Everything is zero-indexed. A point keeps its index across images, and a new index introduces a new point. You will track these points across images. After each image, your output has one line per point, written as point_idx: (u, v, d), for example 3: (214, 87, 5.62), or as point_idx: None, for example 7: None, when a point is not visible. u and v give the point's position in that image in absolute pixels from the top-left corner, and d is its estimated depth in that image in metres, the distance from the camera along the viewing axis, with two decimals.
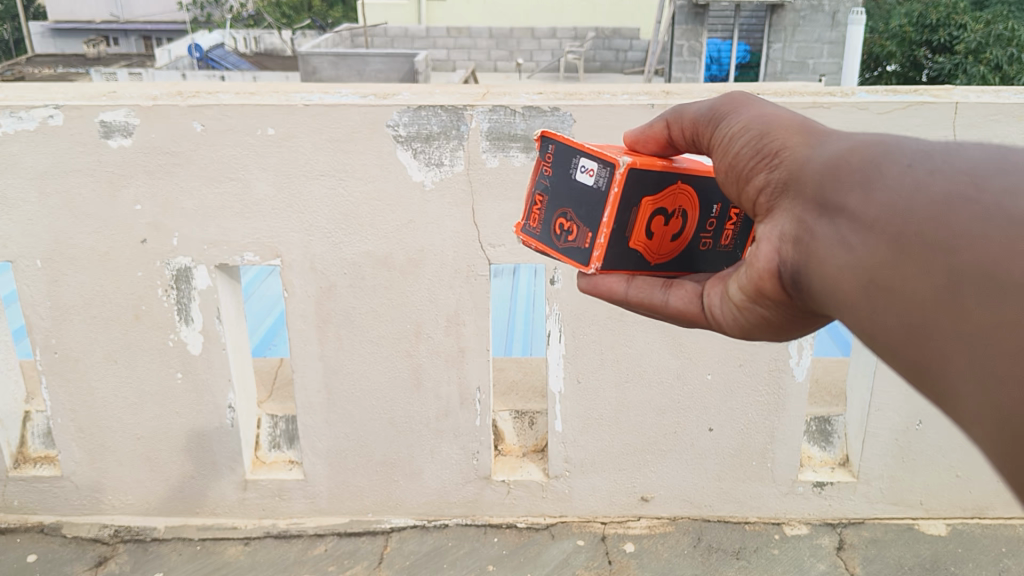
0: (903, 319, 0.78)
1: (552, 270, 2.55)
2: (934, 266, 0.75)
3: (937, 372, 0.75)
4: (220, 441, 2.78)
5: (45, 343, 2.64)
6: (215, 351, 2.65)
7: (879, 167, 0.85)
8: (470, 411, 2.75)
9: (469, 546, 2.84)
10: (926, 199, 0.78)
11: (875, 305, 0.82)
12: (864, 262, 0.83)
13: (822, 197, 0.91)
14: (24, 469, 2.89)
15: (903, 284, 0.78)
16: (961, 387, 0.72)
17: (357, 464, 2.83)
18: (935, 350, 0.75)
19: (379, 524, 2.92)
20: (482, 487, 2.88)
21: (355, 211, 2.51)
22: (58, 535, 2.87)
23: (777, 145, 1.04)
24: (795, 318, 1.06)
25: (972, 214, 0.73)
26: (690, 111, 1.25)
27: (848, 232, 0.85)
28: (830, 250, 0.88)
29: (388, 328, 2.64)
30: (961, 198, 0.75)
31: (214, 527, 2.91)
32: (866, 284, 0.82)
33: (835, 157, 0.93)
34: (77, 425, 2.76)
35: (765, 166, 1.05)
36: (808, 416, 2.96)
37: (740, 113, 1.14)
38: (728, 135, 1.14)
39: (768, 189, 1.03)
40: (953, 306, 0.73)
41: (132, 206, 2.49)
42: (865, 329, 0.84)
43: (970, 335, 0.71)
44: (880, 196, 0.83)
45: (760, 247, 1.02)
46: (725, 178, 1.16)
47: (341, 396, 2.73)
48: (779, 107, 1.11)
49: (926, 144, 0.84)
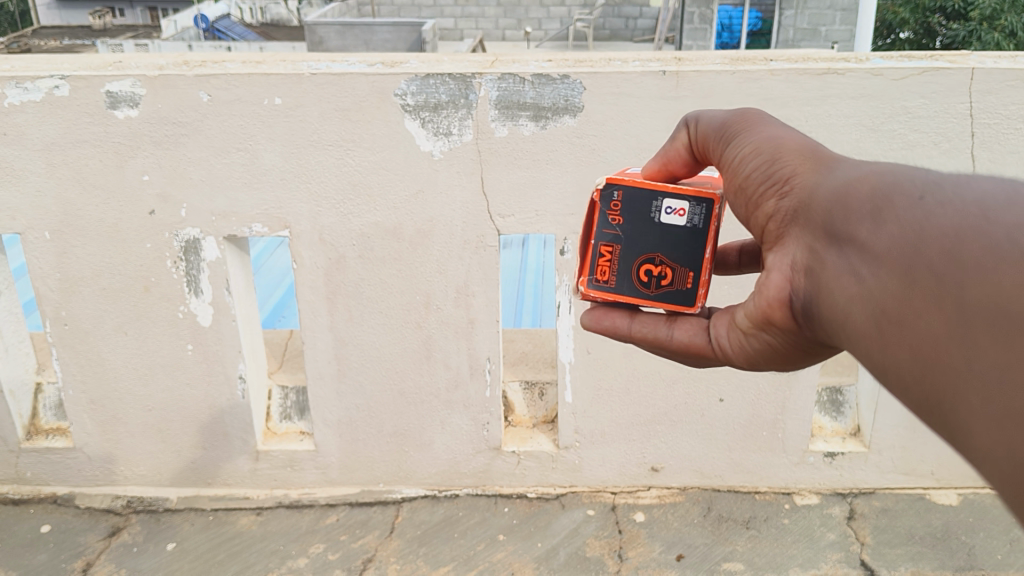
0: (915, 354, 0.74)
1: (562, 240, 2.56)
2: (946, 300, 0.71)
3: (947, 408, 0.71)
4: (231, 413, 2.78)
5: (55, 315, 2.64)
6: (225, 323, 2.65)
7: (888, 197, 0.80)
8: (480, 382, 2.74)
9: (479, 516, 2.85)
10: (935, 230, 0.73)
11: (886, 340, 0.78)
12: (876, 294, 0.79)
13: (832, 226, 0.87)
14: (36, 441, 2.90)
15: (914, 318, 0.74)
16: (972, 422, 0.68)
17: (368, 435, 2.84)
18: (946, 387, 0.71)
19: (391, 494, 2.93)
20: (493, 458, 2.89)
21: (364, 181, 2.49)
22: (71, 506, 2.89)
23: (786, 170, 0.99)
24: (804, 348, 1.02)
25: (982, 247, 0.69)
26: (703, 123, 1.16)
27: (859, 264, 0.81)
28: (841, 281, 0.84)
29: (397, 300, 2.63)
30: (971, 230, 0.70)
31: (226, 498, 2.93)
32: (878, 316, 0.79)
33: (846, 185, 0.88)
34: (88, 397, 2.77)
35: (774, 193, 0.99)
36: (818, 386, 2.98)
37: (744, 131, 1.08)
38: (733, 157, 1.08)
39: (779, 217, 0.98)
40: (966, 339, 0.69)
41: (140, 177, 2.48)
42: (876, 365, 0.80)
43: (982, 371, 0.67)
44: (890, 228, 0.78)
45: (770, 276, 0.98)
46: (735, 201, 1.09)
47: (350, 367, 2.73)
48: (786, 126, 1.05)
49: (938, 173, 0.80)
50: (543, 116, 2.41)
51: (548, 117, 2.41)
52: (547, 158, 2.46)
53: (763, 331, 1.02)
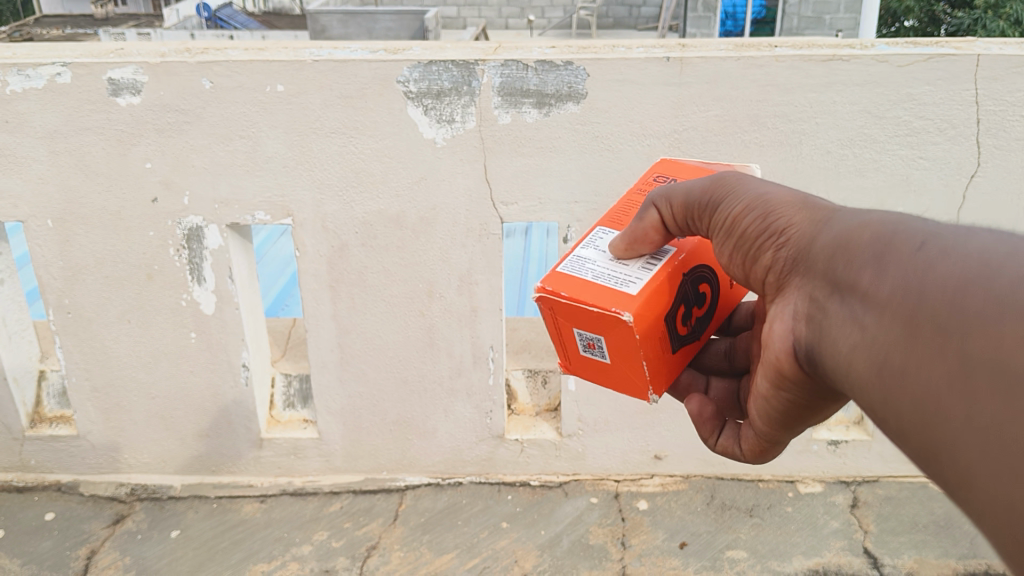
0: (917, 404, 0.75)
1: (565, 228, 2.54)
2: (947, 349, 0.73)
3: (946, 456, 0.71)
4: (235, 400, 2.79)
5: (58, 303, 2.64)
6: (228, 311, 2.65)
7: (891, 247, 0.84)
8: (483, 370, 2.74)
9: (483, 504, 2.85)
10: (938, 281, 0.76)
11: (887, 387, 0.80)
12: (880, 343, 0.81)
13: (835, 276, 0.92)
14: (40, 428, 2.91)
15: (917, 366, 0.76)
16: (974, 473, 0.68)
17: (371, 423, 2.85)
18: (948, 435, 0.71)
19: (394, 482, 2.93)
20: (496, 446, 2.89)
21: (367, 169, 2.48)
22: (75, 493, 2.89)
23: (782, 223, 1.06)
24: (819, 396, 1.06)
25: (985, 296, 0.71)
26: (679, 198, 1.24)
27: (863, 311, 0.85)
28: (843, 329, 0.88)
29: (401, 288, 2.63)
30: (972, 282, 0.73)
31: (230, 485, 2.93)
32: (881, 365, 0.81)
33: (849, 235, 0.92)
34: (92, 385, 2.77)
35: (775, 247, 1.06)
36: None
37: (734, 188, 1.15)
38: (726, 215, 1.15)
39: (779, 267, 1.05)
40: (969, 389, 0.69)
41: (142, 165, 2.47)
42: (878, 412, 0.82)
43: (984, 420, 0.68)
44: (892, 277, 0.82)
45: (772, 327, 1.03)
46: (733, 259, 1.17)
47: (354, 356, 2.73)
48: (775, 182, 1.13)
49: (938, 226, 0.83)
50: (546, 103, 2.40)
51: (552, 104, 2.40)
52: (551, 146, 2.45)
53: (779, 386, 1.06)
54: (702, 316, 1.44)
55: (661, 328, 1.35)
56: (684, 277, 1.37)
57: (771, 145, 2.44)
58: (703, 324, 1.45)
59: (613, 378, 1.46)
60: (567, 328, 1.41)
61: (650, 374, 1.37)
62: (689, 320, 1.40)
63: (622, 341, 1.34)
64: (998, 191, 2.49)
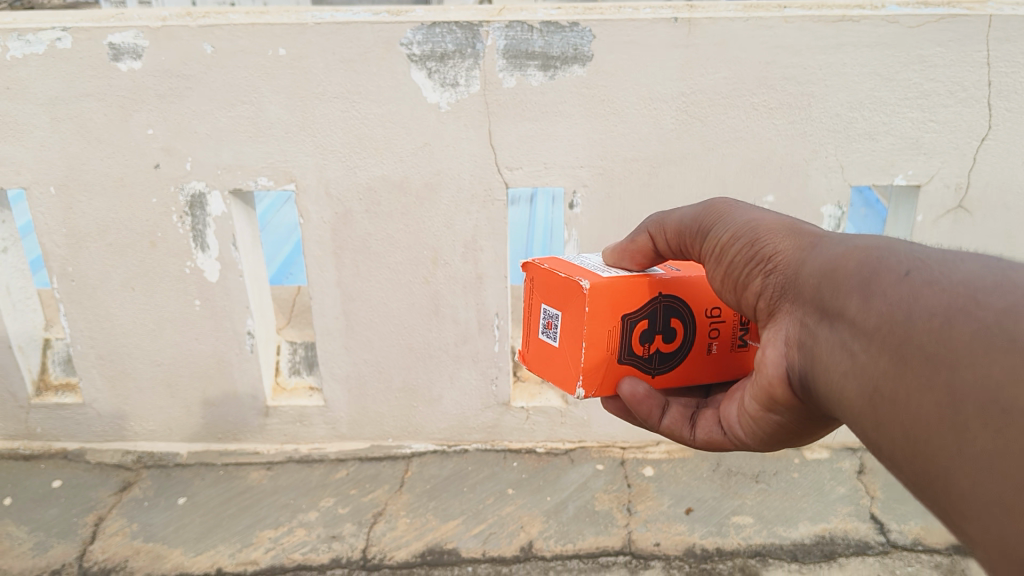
0: (907, 432, 0.75)
1: (571, 194, 2.53)
2: (935, 380, 0.71)
3: (939, 485, 0.70)
4: (240, 367, 2.78)
5: (62, 271, 2.63)
6: (232, 278, 2.64)
7: (877, 275, 0.83)
8: (489, 337, 2.74)
9: (488, 470, 2.86)
10: (924, 311, 0.75)
11: (880, 414, 0.79)
12: (870, 370, 0.81)
13: (823, 302, 0.92)
14: (45, 396, 2.91)
15: (905, 395, 0.75)
16: (969, 503, 0.66)
17: (377, 391, 2.85)
18: (939, 465, 0.70)
19: (400, 448, 2.95)
20: (501, 413, 2.90)
21: (370, 134, 2.46)
22: (82, 461, 2.90)
23: (771, 249, 1.07)
24: (815, 416, 1.07)
25: (971, 330, 0.69)
26: (674, 222, 1.31)
27: (851, 338, 0.85)
28: (835, 354, 0.88)
29: (405, 255, 2.61)
30: (959, 313, 0.71)
31: (237, 453, 2.94)
32: (873, 392, 0.80)
33: (836, 262, 0.92)
34: (96, 353, 2.76)
35: (766, 273, 1.08)
36: None
37: (726, 220, 1.19)
38: (721, 243, 1.19)
39: (769, 291, 1.07)
40: (958, 421, 0.68)
41: (144, 131, 2.45)
42: (871, 439, 0.82)
43: (974, 454, 0.66)
44: (879, 305, 0.81)
45: (769, 349, 1.04)
46: (726, 284, 1.19)
47: (359, 323, 2.72)
48: (768, 211, 1.16)
49: (925, 254, 0.83)
50: (552, 65, 2.37)
51: (557, 67, 2.36)
52: (556, 109, 2.42)
53: (773, 403, 1.07)
54: (661, 355, 1.40)
55: (615, 327, 1.35)
56: (655, 296, 1.37)
57: (780, 107, 2.40)
58: (662, 362, 1.41)
59: (554, 373, 1.43)
60: (539, 305, 1.45)
61: (584, 362, 1.33)
62: (647, 342, 1.38)
63: (575, 319, 1.34)
64: (1009, 154, 2.46)
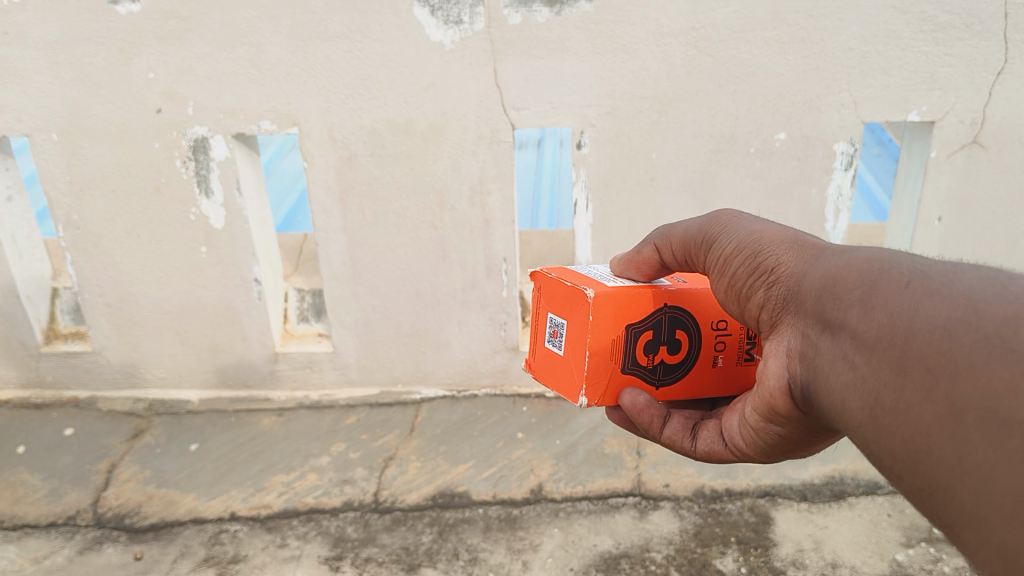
0: (903, 451, 0.65)
1: (579, 134, 2.49)
2: (935, 391, 0.62)
3: (939, 501, 0.61)
4: (248, 314, 2.78)
5: (67, 219, 2.62)
6: (237, 225, 2.62)
7: (876, 282, 0.73)
8: (496, 282, 2.72)
9: (498, 415, 2.86)
10: (926, 320, 0.65)
11: (876, 431, 0.69)
12: (867, 385, 0.70)
13: (823, 312, 0.80)
14: (55, 345, 2.92)
15: (903, 408, 0.65)
16: (966, 518, 0.57)
17: (385, 337, 2.85)
18: (937, 481, 0.61)
19: (410, 395, 2.96)
20: (510, 359, 2.89)
21: (374, 75, 2.42)
22: (93, 409, 2.92)
23: (772, 260, 0.94)
24: (817, 436, 0.94)
25: (972, 340, 0.60)
26: (679, 233, 1.16)
27: (849, 350, 0.73)
28: (833, 369, 0.77)
29: (411, 199, 2.59)
30: (962, 322, 0.61)
31: (247, 400, 2.95)
32: (869, 409, 0.70)
33: (835, 270, 0.81)
34: (104, 301, 2.76)
35: (762, 284, 0.95)
36: None
37: (727, 228, 1.06)
38: (718, 255, 1.05)
39: (769, 306, 0.94)
40: (957, 434, 0.59)
41: (145, 75, 2.42)
42: (866, 460, 0.71)
43: (974, 468, 0.57)
44: (878, 314, 0.71)
45: (767, 364, 0.92)
46: (725, 297, 1.06)
47: (366, 269, 2.71)
48: (770, 221, 1.02)
49: (931, 260, 0.72)
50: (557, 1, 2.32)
51: (563, 2, 2.31)
52: (562, 47, 2.38)
53: (771, 421, 0.95)
54: (667, 366, 1.21)
55: (618, 337, 1.18)
56: (661, 306, 1.20)
57: (791, 41, 2.35)
58: (668, 375, 1.22)
59: (556, 384, 1.26)
60: (542, 315, 1.28)
61: (587, 371, 1.17)
62: (652, 353, 1.20)
63: (577, 326, 1.18)
64: None
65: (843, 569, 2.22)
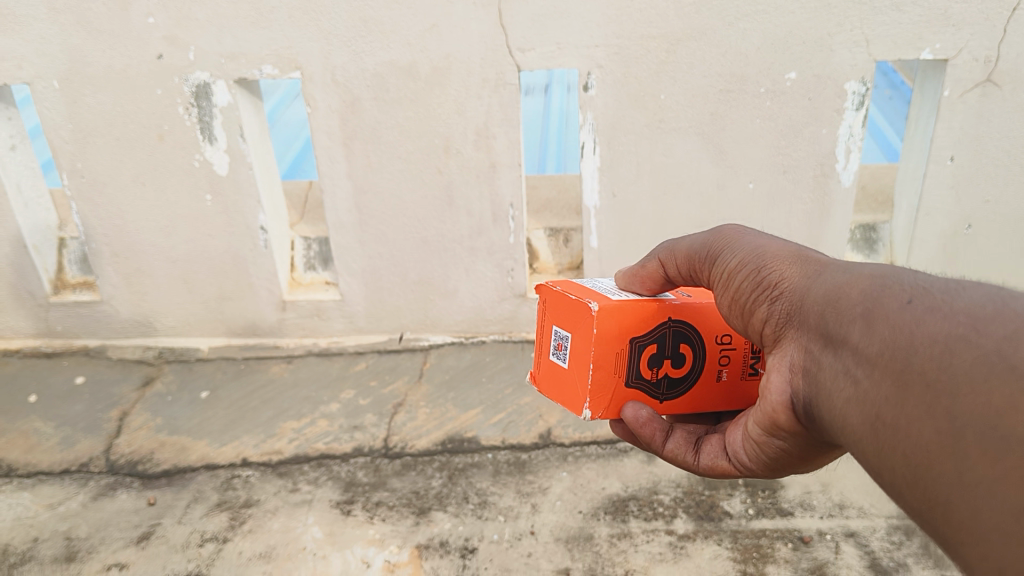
0: (905, 465, 0.63)
1: (585, 75, 2.46)
2: (936, 408, 0.60)
3: (941, 517, 0.59)
4: (254, 262, 2.78)
5: (72, 168, 2.61)
6: (241, 172, 2.61)
7: (879, 298, 0.70)
8: (503, 228, 2.70)
9: (506, 361, 2.87)
10: (927, 336, 0.63)
11: (879, 449, 0.66)
12: (871, 401, 0.68)
13: (828, 329, 0.77)
14: (63, 295, 2.93)
15: (905, 425, 0.63)
16: (965, 533, 0.56)
17: (392, 285, 2.84)
18: (937, 496, 0.59)
19: (418, 341, 2.96)
20: (518, 305, 2.88)
21: (376, 16, 2.38)
22: (103, 358, 2.94)
23: (775, 273, 0.90)
24: (821, 453, 0.91)
25: (973, 357, 0.58)
26: (683, 249, 1.11)
27: (853, 365, 0.71)
28: (836, 384, 0.74)
29: (416, 144, 2.56)
30: (963, 338, 0.59)
31: (256, 348, 2.96)
32: (873, 424, 0.67)
33: (839, 286, 0.78)
34: (110, 250, 2.76)
35: (764, 299, 0.91)
36: (852, 224, 2.88)
37: (730, 243, 1.01)
38: (720, 270, 1.01)
39: (771, 322, 0.90)
40: (958, 449, 0.57)
41: (145, 19, 2.39)
42: (870, 477, 0.69)
43: (973, 482, 0.56)
44: (881, 329, 0.68)
45: (769, 378, 0.88)
46: (728, 312, 1.01)
47: (372, 216, 2.69)
48: (772, 235, 0.98)
49: (932, 276, 0.69)
50: None
51: None
52: None
53: (774, 438, 0.91)
54: (672, 380, 1.16)
55: (622, 351, 1.13)
56: (666, 320, 1.15)
57: None
58: (673, 389, 1.17)
59: (559, 397, 1.21)
60: (544, 325, 1.23)
61: (590, 384, 1.13)
62: (656, 367, 1.15)
63: (580, 340, 1.14)
64: None
65: (851, 510, 2.25)
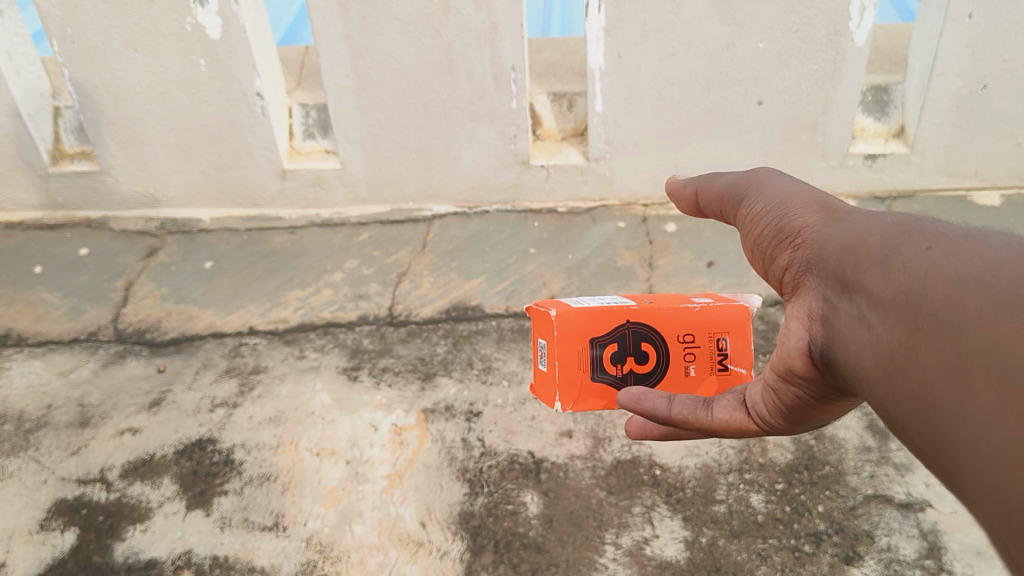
0: (914, 409, 0.52)
1: None
2: (946, 345, 0.50)
3: (952, 470, 0.49)
4: (252, 130, 2.74)
5: (61, 33, 2.52)
6: (235, 35, 2.52)
7: (899, 243, 0.59)
8: (505, 93, 2.64)
9: (510, 231, 2.85)
10: (945, 276, 0.52)
11: (889, 402, 0.56)
12: (884, 345, 0.57)
13: (846, 273, 0.66)
14: (62, 165, 2.90)
15: (915, 374, 0.52)
16: (974, 491, 0.46)
17: (393, 153, 2.80)
18: (948, 445, 0.48)
19: (421, 212, 2.93)
20: (521, 173, 2.86)
21: None
22: (106, 229, 2.93)
23: (796, 220, 0.79)
24: (842, 405, 0.80)
25: (996, 300, 0.47)
26: (704, 189, 0.97)
27: (866, 310, 0.60)
28: (851, 331, 0.63)
29: (415, 4, 2.47)
30: (984, 277, 0.49)
31: (258, 219, 2.94)
32: (884, 371, 0.56)
33: (863, 230, 0.67)
34: (107, 119, 2.72)
35: (784, 245, 0.80)
36: (864, 86, 2.80)
37: (758, 185, 0.88)
38: (741, 214, 0.89)
39: (790, 272, 0.78)
40: (972, 397, 0.47)
41: None
42: (885, 428, 0.59)
43: (986, 436, 0.45)
44: (898, 271, 0.57)
45: (785, 325, 0.77)
46: (749, 258, 0.89)
47: (370, 81, 2.62)
48: (798, 180, 0.86)
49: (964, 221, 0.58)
50: None
51: None
52: None
53: (791, 386, 0.80)
54: (637, 377, 1.21)
55: (584, 350, 1.21)
56: (625, 321, 1.21)
57: None
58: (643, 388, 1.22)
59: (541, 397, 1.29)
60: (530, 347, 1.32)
61: (556, 380, 1.20)
62: (621, 363, 1.21)
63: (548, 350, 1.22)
64: None
65: None
